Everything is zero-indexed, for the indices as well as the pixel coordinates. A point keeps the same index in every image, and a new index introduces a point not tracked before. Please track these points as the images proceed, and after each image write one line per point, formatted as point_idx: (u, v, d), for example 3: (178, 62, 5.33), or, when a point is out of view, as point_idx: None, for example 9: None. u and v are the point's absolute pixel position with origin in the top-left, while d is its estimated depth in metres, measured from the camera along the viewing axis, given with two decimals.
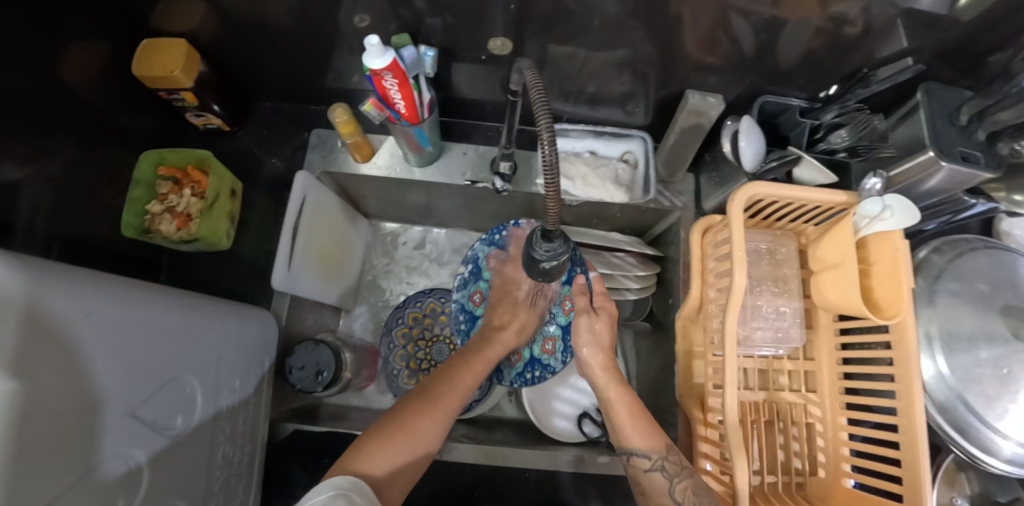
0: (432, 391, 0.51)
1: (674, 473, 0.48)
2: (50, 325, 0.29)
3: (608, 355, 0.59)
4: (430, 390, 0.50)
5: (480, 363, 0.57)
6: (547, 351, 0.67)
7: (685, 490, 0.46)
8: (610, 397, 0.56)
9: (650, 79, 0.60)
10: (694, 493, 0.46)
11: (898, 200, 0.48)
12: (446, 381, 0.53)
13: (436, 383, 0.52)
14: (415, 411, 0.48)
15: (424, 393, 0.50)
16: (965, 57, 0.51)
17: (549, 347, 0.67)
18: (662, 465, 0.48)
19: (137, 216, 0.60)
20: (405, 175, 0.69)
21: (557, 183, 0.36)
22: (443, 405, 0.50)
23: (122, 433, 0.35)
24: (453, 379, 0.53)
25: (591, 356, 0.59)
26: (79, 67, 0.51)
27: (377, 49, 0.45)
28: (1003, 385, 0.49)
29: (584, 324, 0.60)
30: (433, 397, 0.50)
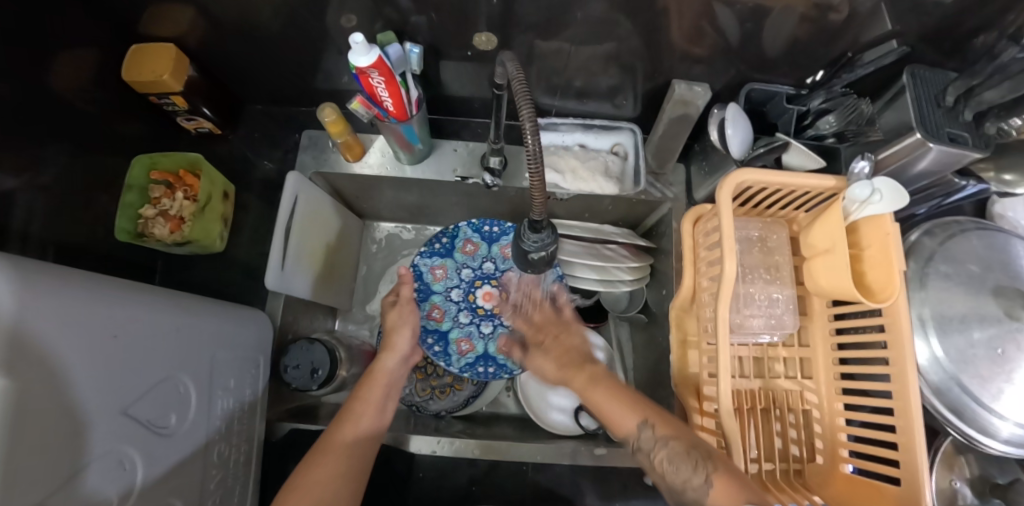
0: (336, 425, 0.49)
1: (649, 446, 0.45)
2: (45, 320, 0.29)
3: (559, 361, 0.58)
4: (339, 416, 0.51)
5: (380, 379, 0.56)
6: (504, 351, 0.72)
7: (662, 461, 0.44)
8: (580, 390, 0.53)
9: (637, 71, 0.60)
10: (671, 462, 0.43)
11: (887, 184, 0.48)
12: (358, 399, 0.53)
13: (345, 408, 0.52)
14: (335, 426, 0.49)
15: (336, 421, 0.50)
16: (949, 39, 0.51)
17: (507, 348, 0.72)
18: (637, 444, 0.46)
19: (130, 220, 0.60)
20: (396, 173, 0.69)
21: (542, 174, 0.36)
22: (360, 415, 0.51)
23: (116, 430, 0.35)
24: (361, 400, 0.53)
25: (546, 364, 0.60)
26: (69, 75, 0.52)
27: (362, 47, 0.45)
28: (997, 365, 0.48)
29: (539, 360, 0.61)
30: (343, 419, 0.50)
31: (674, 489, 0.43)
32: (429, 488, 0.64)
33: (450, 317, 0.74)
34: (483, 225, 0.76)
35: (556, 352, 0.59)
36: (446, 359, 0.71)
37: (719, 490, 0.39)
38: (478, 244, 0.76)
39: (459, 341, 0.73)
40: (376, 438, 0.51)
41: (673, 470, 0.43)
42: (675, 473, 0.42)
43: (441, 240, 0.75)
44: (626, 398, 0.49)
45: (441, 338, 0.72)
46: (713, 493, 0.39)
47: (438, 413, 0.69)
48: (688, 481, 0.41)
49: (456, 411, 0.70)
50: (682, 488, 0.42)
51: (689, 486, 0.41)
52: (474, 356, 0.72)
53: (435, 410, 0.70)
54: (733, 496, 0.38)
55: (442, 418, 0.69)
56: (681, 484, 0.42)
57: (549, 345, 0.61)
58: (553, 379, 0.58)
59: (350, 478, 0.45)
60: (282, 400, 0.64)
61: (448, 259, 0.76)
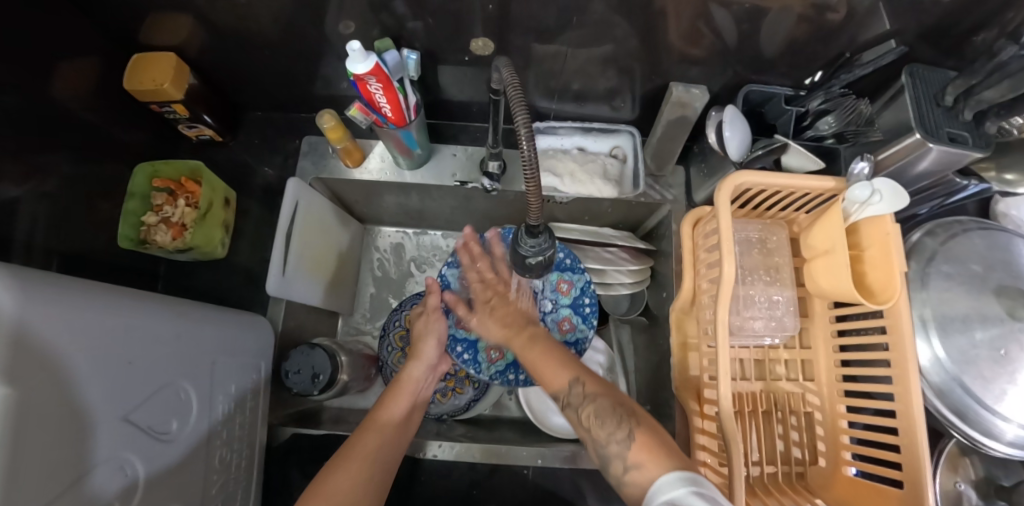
0: (361, 432, 0.49)
1: (579, 402, 0.46)
2: (45, 328, 0.30)
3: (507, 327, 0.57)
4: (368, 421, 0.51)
5: (406, 387, 0.56)
6: (567, 330, 0.65)
7: (589, 416, 0.44)
8: (518, 350, 0.55)
9: (635, 73, 0.60)
10: (597, 417, 0.44)
11: (887, 186, 0.48)
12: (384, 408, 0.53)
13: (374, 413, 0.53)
14: (360, 433, 0.49)
15: (363, 425, 0.51)
16: (947, 38, 0.50)
17: (567, 325, 0.66)
18: (569, 401, 0.47)
19: (132, 227, 0.60)
20: (395, 178, 0.69)
21: (536, 178, 0.36)
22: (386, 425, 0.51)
23: (117, 436, 0.36)
24: (387, 409, 0.53)
25: (490, 327, 0.59)
26: (71, 84, 0.53)
27: (359, 54, 0.45)
28: (1000, 366, 0.48)
29: (482, 318, 0.59)
30: (374, 421, 0.51)
31: (598, 443, 0.43)
32: (430, 492, 0.64)
33: (475, 325, 0.67)
34: (504, 228, 0.69)
35: (500, 313, 0.59)
36: (475, 367, 0.65)
37: (638, 444, 0.39)
38: (501, 245, 0.69)
39: (488, 349, 0.67)
40: (399, 446, 0.51)
41: (599, 425, 0.43)
42: (600, 425, 0.43)
43: (465, 246, 0.69)
44: (567, 360, 0.51)
45: (469, 347, 0.66)
46: (633, 449, 0.39)
47: (439, 416, 0.70)
48: (612, 432, 0.42)
49: (457, 415, 0.71)
50: (606, 442, 0.42)
51: (612, 438, 0.41)
52: (505, 364, 0.66)
53: (436, 414, 0.69)
54: (651, 451, 0.38)
55: (443, 421, 0.70)
56: (606, 438, 0.42)
57: (496, 303, 0.59)
58: (495, 337, 0.59)
59: (374, 483, 0.45)
60: (283, 405, 0.64)
61: (466, 266, 0.70)
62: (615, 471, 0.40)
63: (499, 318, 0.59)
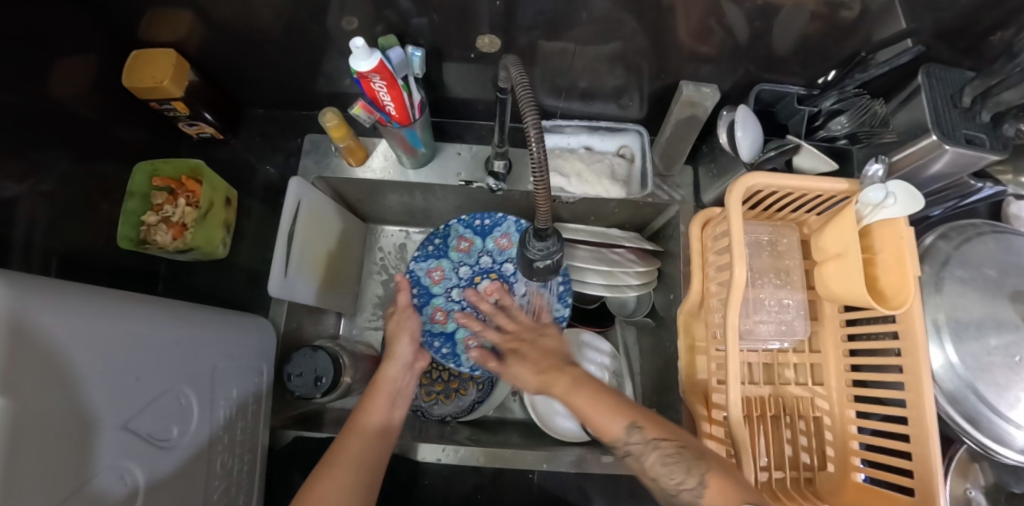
0: (342, 439, 0.48)
1: (641, 451, 0.42)
2: (40, 338, 0.28)
3: (543, 362, 0.53)
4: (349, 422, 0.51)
5: (385, 387, 0.55)
6: (547, 307, 0.68)
7: (654, 465, 0.42)
8: (561, 396, 0.48)
9: (643, 71, 0.59)
10: (664, 466, 0.41)
11: (900, 186, 0.47)
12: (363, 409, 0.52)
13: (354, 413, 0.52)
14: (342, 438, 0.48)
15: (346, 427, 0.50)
16: (965, 37, 0.49)
17: (547, 302, 0.68)
18: (629, 450, 0.43)
19: (133, 227, 0.60)
20: (398, 177, 0.68)
21: (546, 180, 0.35)
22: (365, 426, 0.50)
23: (116, 445, 0.35)
24: (367, 410, 0.52)
25: (522, 370, 0.54)
26: (69, 81, 0.51)
27: (363, 51, 0.44)
28: (1014, 373, 0.47)
29: (516, 369, 0.54)
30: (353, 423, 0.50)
31: (666, 492, 0.41)
32: (435, 495, 0.64)
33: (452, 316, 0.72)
34: (473, 220, 0.73)
35: (534, 357, 0.54)
36: (454, 360, 0.68)
37: (714, 490, 0.38)
38: (472, 238, 0.74)
39: (466, 341, 0.70)
40: (385, 445, 0.50)
41: (665, 473, 0.41)
42: (669, 474, 0.41)
43: (432, 242, 0.73)
44: (615, 400, 0.46)
45: (447, 340, 0.69)
46: (707, 495, 0.38)
47: (443, 418, 0.70)
48: (682, 483, 0.40)
49: (461, 417, 0.70)
50: (676, 491, 0.41)
51: (682, 489, 0.40)
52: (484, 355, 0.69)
53: (440, 415, 0.70)
54: (729, 493, 0.38)
55: (447, 423, 0.69)
56: (675, 486, 0.41)
57: (527, 350, 0.55)
58: (532, 388, 0.53)
59: (361, 488, 0.45)
60: (286, 407, 0.64)
61: (443, 259, 0.74)
62: None
63: (532, 364, 0.54)
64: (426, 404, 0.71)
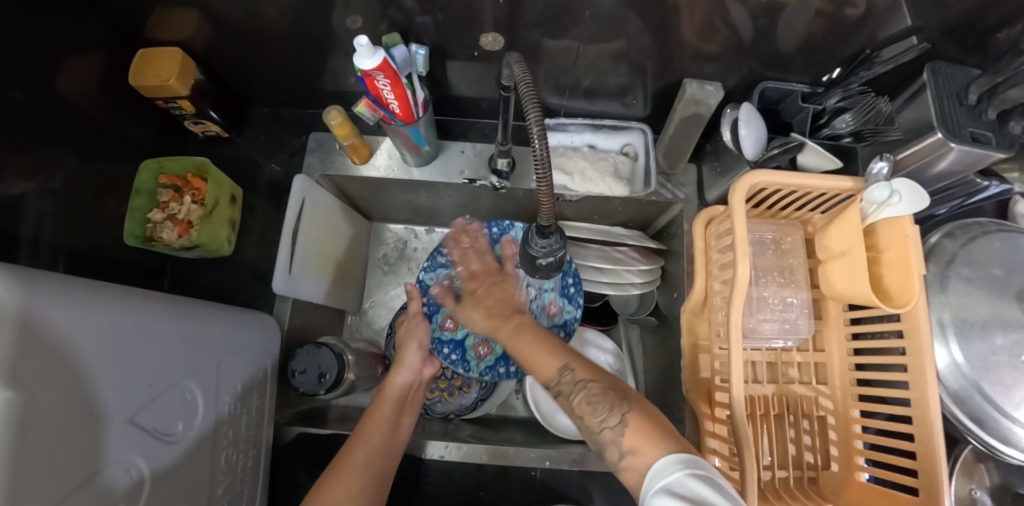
0: (349, 447, 0.48)
1: (569, 390, 0.42)
2: (47, 336, 0.29)
3: (497, 312, 0.56)
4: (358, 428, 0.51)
5: (393, 395, 0.56)
6: (555, 313, 0.69)
7: (581, 404, 0.41)
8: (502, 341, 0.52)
9: (647, 70, 0.59)
10: (588, 404, 0.40)
11: (907, 186, 0.47)
12: (370, 417, 0.53)
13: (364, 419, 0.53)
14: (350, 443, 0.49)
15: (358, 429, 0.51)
16: (971, 34, 0.49)
17: (554, 309, 0.69)
18: (560, 389, 0.43)
19: (138, 224, 0.60)
20: (403, 175, 0.68)
21: (549, 177, 0.35)
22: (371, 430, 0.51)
23: (122, 440, 0.35)
24: (374, 415, 0.53)
25: (478, 317, 0.58)
26: (77, 80, 0.52)
27: (367, 49, 0.44)
28: (1020, 372, 0.47)
29: (470, 309, 0.59)
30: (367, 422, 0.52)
31: (592, 431, 0.39)
32: (437, 493, 0.64)
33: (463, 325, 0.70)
34: (480, 225, 0.72)
35: (488, 302, 0.58)
36: (464, 366, 0.69)
37: (634, 429, 0.36)
38: None
39: (476, 347, 0.70)
40: (394, 448, 0.50)
41: (591, 412, 0.40)
42: (592, 413, 0.40)
43: (440, 253, 0.71)
44: (560, 348, 0.47)
45: (457, 348, 0.69)
46: (627, 435, 0.36)
47: (446, 415, 0.70)
48: (603, 421, 0.39)
49: (464, 414, 0.70)
50: (599, 429, 0.39)
51: (605, 427, 0.38)
52: (493, 358, 0.70)
53: (442, 412, 0.70)
54: (649, 439, 0.35)
55: (450, 421, 0.69)
56: (598, 425, 0.39)
57: (483, 293, 0.58)
58: (484, 330, 0.57)
59: (372, 490, 0.44)
60: (290, 404, 0.64)
61: (448, 268, 0.72)
62: (612, 458, 0.37)
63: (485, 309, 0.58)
64: (430, 402, 0.71)
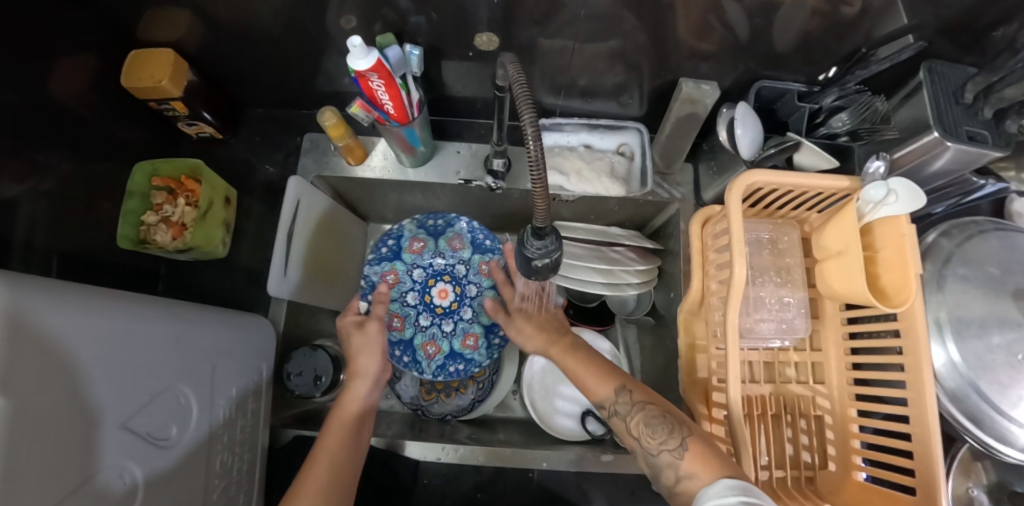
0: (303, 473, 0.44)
1: (627, 411, 0.43)
2: (41, 341, 0.28)
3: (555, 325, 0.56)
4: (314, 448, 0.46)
5: (349, 411, 0.50)
6: (468, 346, 0.71)
7: (638, 425, 0.42)
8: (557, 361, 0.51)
9: (643, 69, 0.59)
10: (647, 426, 0.41)
11: (903, 184, 0.46)
12: (327, 433, 0.48)
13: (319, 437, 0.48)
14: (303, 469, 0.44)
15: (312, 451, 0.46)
16: (968, 32, 0.49)
17: (471, 342, 0.71)
18: (615, 408, 0.44)
19: (132, 226, 0.59)
20: (398, 176, 0.68)
21: (543, 178, 0.34)
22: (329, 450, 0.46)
23: (115, 445, 0.35)
24: (331, 433, 0.48)
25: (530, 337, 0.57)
26: (68, 82, 0.52)
27: (360, 50, 0.44)
28: (1018, 372, 0.46)
29: (520, 325, 0.58)
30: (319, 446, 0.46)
31: (646, 452, 0.41)
32: (435, 494, 0.64)
33: (410, 324, 0.72)
34: (423, 221, 0.73)
35: (539, 320, 0.58)
36: (417, 367, 0.69)
37: (693, 455, 0.38)
38: (423, 238, 0.73)
39: (425, 347, 0.71)
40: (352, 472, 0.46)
41: (648, 433, 0.41)
42: (650, 435, 0.41)
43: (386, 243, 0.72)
44: (609, 367, 0.48)
45: (407, 348, 0.70)
46: (687, 459, 0.38)
47: (444, 417, 0.70)
48: (664, 443, 0.40)
49: (462, 416, 0.70)
50: (657, 451, 0.40)
51: (664, 449, 0.40)
52: (443, 358, 0.70)
53: (440, 414, 0.70)
54: (709, 461, 0.37)
55: (447, 422, 0.69)
56: (657, 447, 0.40)
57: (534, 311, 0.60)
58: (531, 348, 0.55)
59: None
60: (286, 406, 0.64)
61: (396, 262, 0.72)
62: (667, 481, 0.39)
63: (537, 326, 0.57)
64: (427, 403, 0.71)
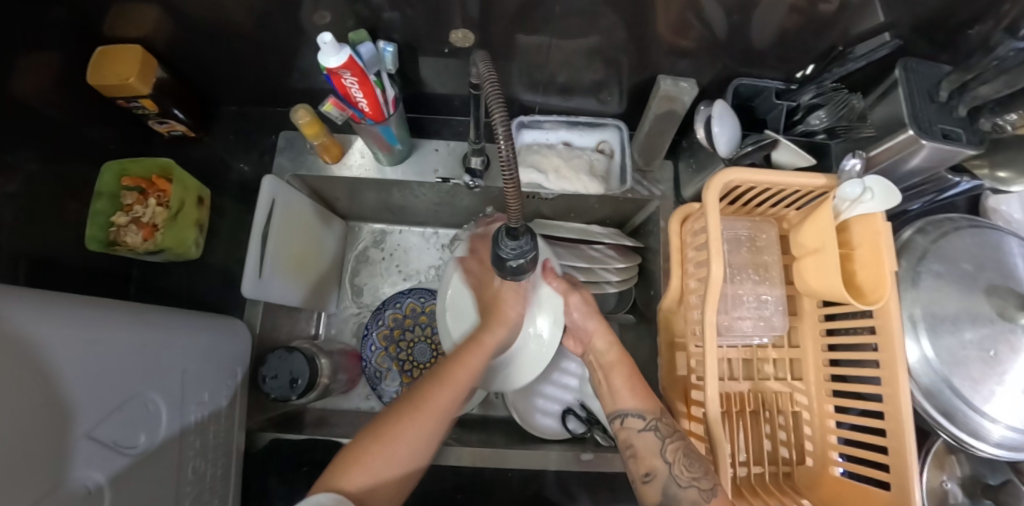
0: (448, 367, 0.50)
1: (667, 433, 0.50)
2: (6, 350, 0.27)
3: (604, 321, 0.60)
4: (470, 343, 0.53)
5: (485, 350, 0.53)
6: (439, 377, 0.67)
7: (676, 451, 0.48)
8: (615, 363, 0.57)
9: (622, 65, 0.58)
10: (684, 454, 0.47)
11: (878, 182, 0.47)
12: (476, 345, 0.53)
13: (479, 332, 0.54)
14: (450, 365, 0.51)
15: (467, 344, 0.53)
16: (941, 30, 0.49)
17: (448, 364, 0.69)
18: (655, 425, 0.50)
19: (101, 228, 0.58)
20: (376, 174, 0.67)
21: (515, 179, 0.34)
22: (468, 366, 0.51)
23: (81, 456, 0.34)
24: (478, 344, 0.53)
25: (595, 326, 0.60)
26: (34, 79, 0.50)
27: (331, 47, 0.43)
28: (989, 367, 0.48)
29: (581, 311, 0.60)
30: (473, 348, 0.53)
31: (674, 480, 0.46)
32: (419, 494, 0.64)
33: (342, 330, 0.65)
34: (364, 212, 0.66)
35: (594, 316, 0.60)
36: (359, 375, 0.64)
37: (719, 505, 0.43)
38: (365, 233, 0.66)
39: None
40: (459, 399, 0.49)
41: (684, 464, 0.46)
42: (686, 467, 0.46)
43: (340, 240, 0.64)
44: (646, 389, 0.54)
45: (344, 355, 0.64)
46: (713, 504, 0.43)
47: None
48: (697, 479, 0.45)
49: None
50: (685, 484, 0.45)
51: (693, 485, 0.45)
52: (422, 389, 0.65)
53: None
54: None
55: None
56: (687, 480, 0.45)
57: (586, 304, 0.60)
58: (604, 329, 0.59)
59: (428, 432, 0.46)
60: (261, 410, 0.63)
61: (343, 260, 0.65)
62: None
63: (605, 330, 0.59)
64: None
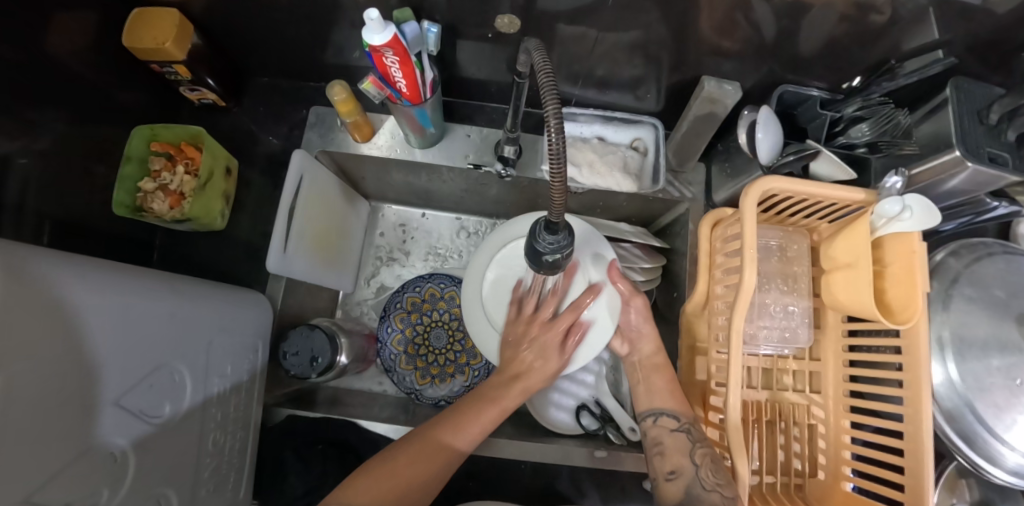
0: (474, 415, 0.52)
1: (697, 438, 0.52)
2: (33, 320, 0.27)
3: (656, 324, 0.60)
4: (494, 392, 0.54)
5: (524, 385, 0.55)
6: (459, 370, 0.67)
7: (703, 455, 0.49)
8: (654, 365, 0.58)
9: (662, 62, 0.57)
10: (711, 458, 0.49)
11: (919, 201, 0.46)
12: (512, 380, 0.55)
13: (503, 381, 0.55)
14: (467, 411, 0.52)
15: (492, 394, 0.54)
16: (996, 51, 0.48)
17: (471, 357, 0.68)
18: (687, 428, 0.53)
19: (128, 193, 0.58)
20: (405, 155, 0.66)
21: (563, 172, 0.32)
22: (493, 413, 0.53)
23: (105, 424, 0.33)
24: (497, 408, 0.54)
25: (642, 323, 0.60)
26: (69, 37, 0.49)
27: (377, 24, 0.42)
28: (1014, 395, 0.47)
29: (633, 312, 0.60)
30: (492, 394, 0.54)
31: (701, 482, 0.47)
32: None
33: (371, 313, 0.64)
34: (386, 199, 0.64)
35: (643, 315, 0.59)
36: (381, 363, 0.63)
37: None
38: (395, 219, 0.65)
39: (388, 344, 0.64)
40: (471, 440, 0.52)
41: (710, 468, 0.48)
42: (712, 471, 0.47)
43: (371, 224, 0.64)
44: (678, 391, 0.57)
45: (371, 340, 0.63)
46: None
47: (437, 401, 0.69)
48: (720, 485, 0.46)
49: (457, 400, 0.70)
50: (708, 487, 0.47)
51: (717, 489, 0.46)
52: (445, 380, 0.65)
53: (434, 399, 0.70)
54: None
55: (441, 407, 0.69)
56: (711, 483, 0.47)
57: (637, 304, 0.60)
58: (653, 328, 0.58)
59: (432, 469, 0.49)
60: (278, 385, 0.63)
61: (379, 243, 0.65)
62: None
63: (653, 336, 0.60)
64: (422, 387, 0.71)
